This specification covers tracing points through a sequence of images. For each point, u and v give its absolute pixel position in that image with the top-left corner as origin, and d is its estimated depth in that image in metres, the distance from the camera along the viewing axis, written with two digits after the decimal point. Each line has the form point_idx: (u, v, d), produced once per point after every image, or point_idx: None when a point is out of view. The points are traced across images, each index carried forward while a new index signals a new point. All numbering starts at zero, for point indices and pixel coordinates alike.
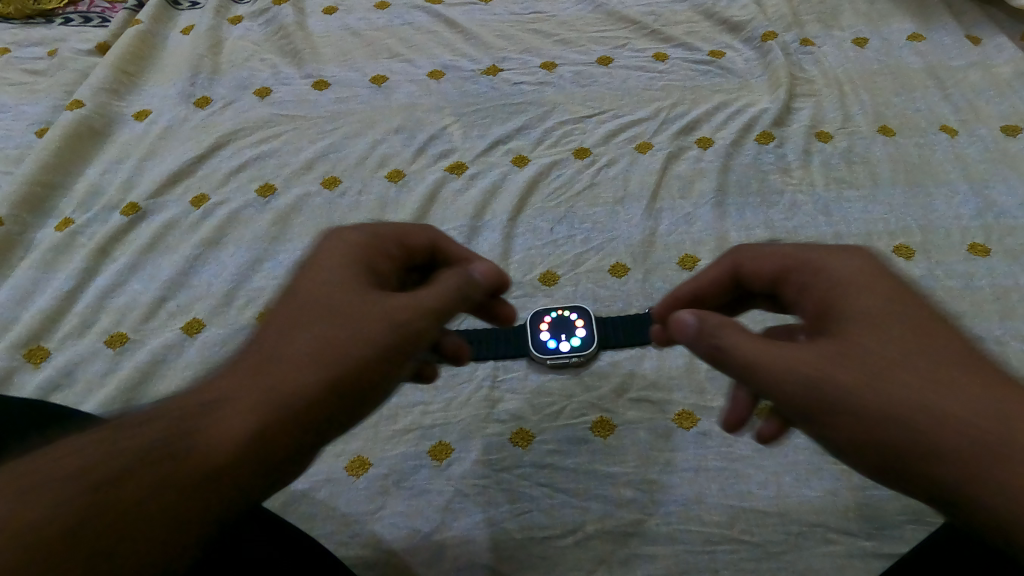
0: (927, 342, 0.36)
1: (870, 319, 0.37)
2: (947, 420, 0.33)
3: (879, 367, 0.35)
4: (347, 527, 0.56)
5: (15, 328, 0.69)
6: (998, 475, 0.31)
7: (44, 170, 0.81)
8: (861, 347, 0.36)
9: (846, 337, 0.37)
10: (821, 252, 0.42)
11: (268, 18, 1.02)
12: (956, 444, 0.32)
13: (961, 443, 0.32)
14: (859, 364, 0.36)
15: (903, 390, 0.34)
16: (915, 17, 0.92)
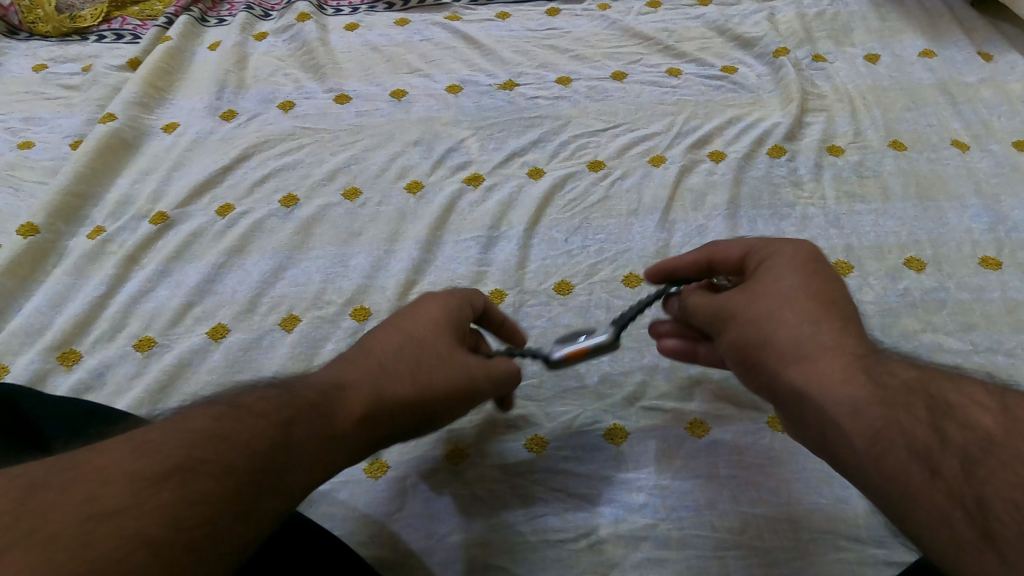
0: (811, 357, 0.42)
1: (762, 336, 0.45)
2: (851, 414, 0.38)
3: (782, 372, 0.43)
4: (365, 527, 0.58)
5: (49, 332, 0.71)
6: (900, 463, 0.36)
7: (78, 181, 0.84)
8: (766, 357, 0.44)
9: (753, 344, 0.45)
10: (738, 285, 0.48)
11: (292, 34, 1.05)
12: (853, 434, 0.38)
13: (850, 433, 0.38)
14: (761, 365, 0.45)
15: (795, 380, 0.42)
16: (927, 35, 0.93)
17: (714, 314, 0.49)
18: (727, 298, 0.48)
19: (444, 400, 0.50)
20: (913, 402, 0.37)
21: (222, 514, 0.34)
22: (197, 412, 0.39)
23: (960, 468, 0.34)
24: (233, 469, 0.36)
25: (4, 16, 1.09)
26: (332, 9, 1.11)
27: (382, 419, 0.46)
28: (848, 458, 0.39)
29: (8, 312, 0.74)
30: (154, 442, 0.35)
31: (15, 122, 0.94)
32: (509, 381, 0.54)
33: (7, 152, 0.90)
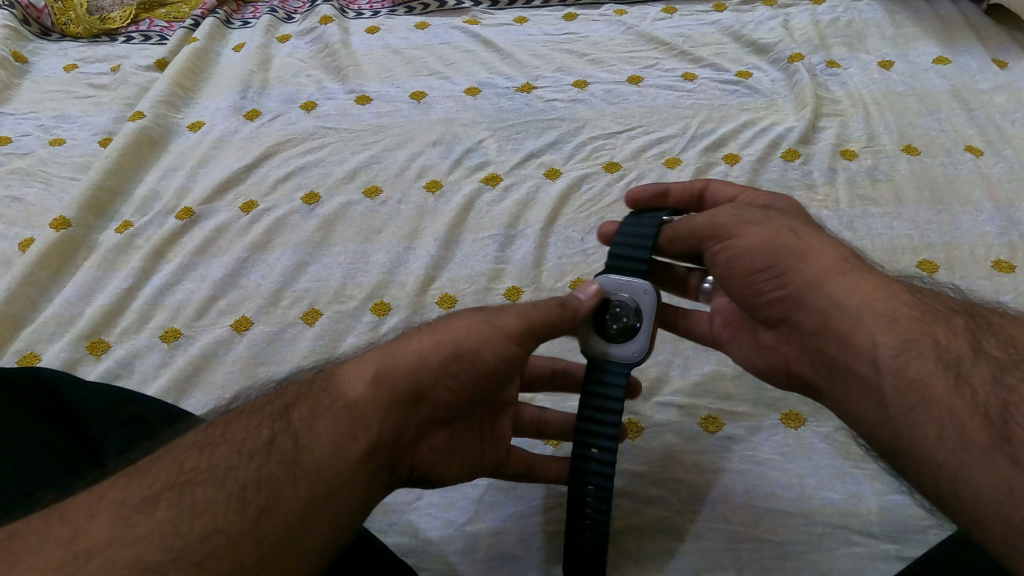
0: (851, 274, 0.46)
1: (799, 249, 0.48)
2: (884, 325, 0.43)
3: (817, 283, 0.46)
4: (385, 515, 0.59)
5: (79, 322, 0.73)
6: (924, 368, 0.40)
7: (108, 176, 0.86)
8: (800, 266, 0.47)
9: (786, 250, 0.48)
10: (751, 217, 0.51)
11: (314, 36, 1.08)
12: (881, 341, 0.42)
13: (876, 340, 0.43)
14: (790, 273, 0.47)
15: (832, 289, 0.45)
16: (940, 42, 0.94)
17: (720, 223, 0.51)
18: (750, 213, 0.51)
19: (471, 341, 0.46)
20: (951, 322, 0.43)
21: (213, 518, 0.36)
22: (225, 431, 0.41)
23: (988, 376, 0.39)
24: (251, 483, 0.38)
25: (37, 18, 1.13)
26: (353, 13, 1.13)
27: (403, 373, 0.44)
28: (864, 362, 0.43)
29: (40, 302, 0.76)
30: (187, 467, 0.39)
31: (46, 119, 0.96)
32: (548, 306, 0.49)
33: (38, 148, 0.92)
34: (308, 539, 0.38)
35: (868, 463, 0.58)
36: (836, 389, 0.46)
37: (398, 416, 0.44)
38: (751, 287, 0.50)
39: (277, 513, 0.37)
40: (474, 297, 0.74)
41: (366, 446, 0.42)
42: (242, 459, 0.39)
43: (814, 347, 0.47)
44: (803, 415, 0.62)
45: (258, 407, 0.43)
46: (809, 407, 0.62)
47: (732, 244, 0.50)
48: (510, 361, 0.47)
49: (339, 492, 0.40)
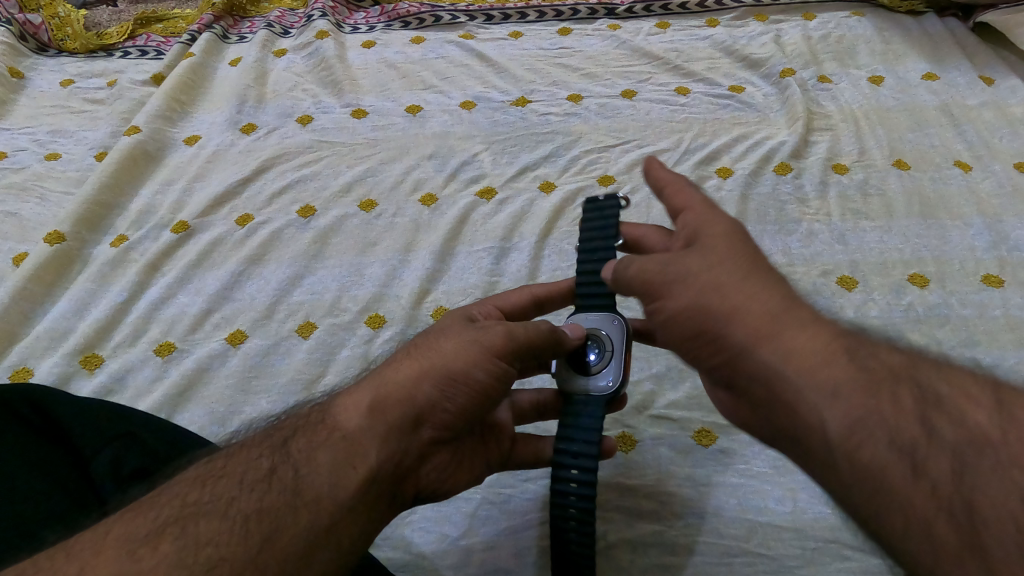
0: (788, 328, 0.39)
1: (727, 305, 0.40)
2: (830, 399, 0.36)
3: (754, 346, 0.39)
4: (378, 530, 0.59)
5: (72, 337, 0.73)
6: (879, 457, 0.34)
7: (103, 191, 0.87)
8: (732, 327, 0.40)
9: (713, 309, 0.40)
10: (677, 267, 0.43)
11: (311, 50, 1.09)
12: (830, 420, 0.36)
13: (825, 420, 0.36)
14: (721, 336, 0.40)
15: (771, 354, 0.38)
16: (929, 58, 0.96)
17: (652, 278, 0.44)
18: (673, 262, 0.43)
19: (458, 365, 0.45)
20: (899, 398, 0.35)
21: (218, 548, 0.37)
22: (230, 463, 0.42)
23: (950, 468, 0.33)
24: (252, 516, 0.39)
25: (34, 34, 1.14)
26: (349, 27, 1.14)
27: (397, 402, 0.44)
28: (817, 444, 0.36)
29: (34, 316, 0.76)
30: (191, 499, 0.40)
31: (43, 134, 0.97)
32: (538, 327, 0.47)
33: (34, 162, 0.92)
34: (310, 568, 0.39)
35: None
36: (792, 464, 0.39)
37: (394, 444, 0.44)
38: (686, 348, 0.43)
39: (280, 542, 0.38)
40: None
41: (364, 473, 0.42)
42: (243, 491, 0.40)
43: (761, 415, 0.40)
44: None
45: (257, 440, 0.44)
46: None
47: (663, 305, 0.43)
48: (503, 378, 0.46)
49: (341, 519, 0.41)
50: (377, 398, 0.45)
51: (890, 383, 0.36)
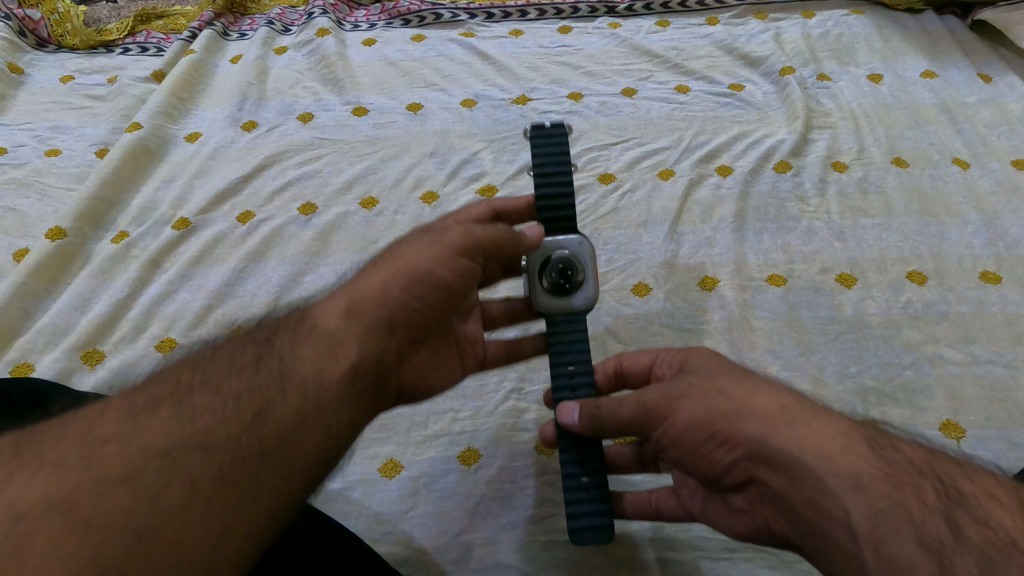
0: (798, 424, 0.40)
1: (734, 408, 0.42)
2: (850, 490, 0.36)
3: (767, 441, 0.40)
4: (379, 525, 0.59)
5: (73, 332, 0.73)
6: (905, 548, 0.34)
7: (104, 187, 0.87)
8: (744, 426, 0.41)
9: (725, 414, 0.42)
10: (681, 383, 0.45)
11: (312, 48, 1.09)
12: (854, 511, 0.36)
13: (848, 509, 0.36)
14: (734, 436, 0.41)
15: (783, 446, 0.39)
16: (928, 56, 0.96)
17: (652, 403, 0.45)
18: (676, 383, 0.45)
19: (425, 265, 0.49)
20: (920, 492, 0.36)
21: (213, 417, 0.40)
22: (214, 352, 0.45)
23: (976, 566, 0.33)
24: (238, 398, 0.41)
25: (34, 30, 1.14)
26: (350, 25, 1.14)
27: (371, 304, 0.48)
28: (840, 535, 0.36)
29: (35, 311, 0.76)
30: (179, 381, 0.42)
31: (43, 130, 0.97)
32: (494, 232, 0.52)
33: (34, 158, 0.93)
34: (300, 444, 0.41)
35: None
36: (817, 561, 0.38)
37: (372, 341, 0.47)
38: (702, 457, 0.43)
39: (271, 415, 0.41)
40: None
41: (346, 365, 0.45)
42: (231, 374, 0.43)
43: (784, 511, 0.40)
44: None
45: (238, 337, 0.46)
46: None
47: (670, 424, 0.44)
48: (468, 275, 0.51)
49: (326, 404, 0.43)
50: (350, 300, 0.48)
51: (906, 479, 0.37)
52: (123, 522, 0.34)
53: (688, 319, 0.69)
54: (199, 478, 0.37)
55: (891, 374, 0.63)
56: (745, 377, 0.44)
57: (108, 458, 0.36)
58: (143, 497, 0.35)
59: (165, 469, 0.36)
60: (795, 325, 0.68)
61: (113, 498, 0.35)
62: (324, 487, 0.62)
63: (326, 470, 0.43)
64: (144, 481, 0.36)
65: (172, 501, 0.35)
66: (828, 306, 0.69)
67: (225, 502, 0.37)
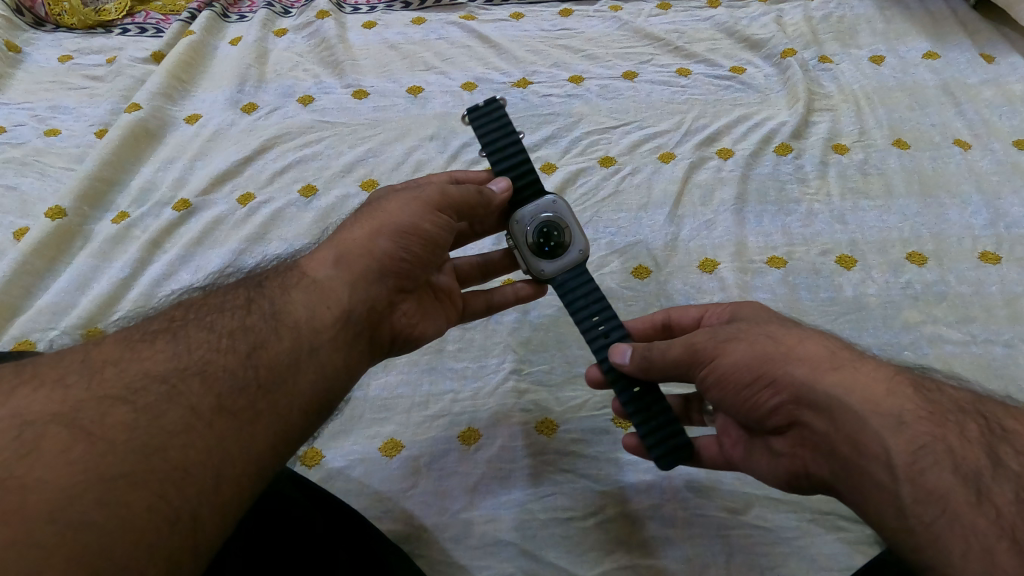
0: (845, 369, 0.41)
1: (782, 352, 0.42)
2: (893, 428, 0.37)
3: (813, 383, 0.40)
4: (380, 503, 0.59)
5: (74, 311, 0.73)
6: (942, 478, 0.35)
7: (104, 167, 0.87)
8: (790, 368, 0.42)
9: (773, 358, 0.42)
10: (730, 328, 0.45)
11: (311, 31, 1.08)
12: (894, 447, 0.37)
13: (888, 445, 0.37)
14: (780, 378, 0.42)
15: (830, 389, 0.40)
16: (930, 37, 0.95)
17: (698, 344, 0.45)
18: (725, 329, 0.46)
19: (408, 220, 0.50)
20: (962, 429, 0.37)
21: (209, 351, 0.41)
22: (206, 300, 0.46)
23: (1011, 496, 0.34)
24: (231, 338, 0.42)
25: (30, 8, 1.13)
26: (350, 8, 1.14)
27: (359, 255, 0.49)
28: (878, 469, 0.37)
29: (36, 290, 0.76)
30: (173, 322, 0.43)
31: (41, 110, 0.97)
32: (470, 187, 0.53)
33: (34, 138, 0.92)
34: (298, 381, 0.42)
35: None
36: (850, 499, 0.39)
37: (366, 289, 0.47)
38: (746, 400, 0.44)
39: (264, 353, 0.42)
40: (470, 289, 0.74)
41: (338, 312, 0.45)
42: (224, 315, 0.44)
43: (822, 451, 0.40)
44: None
45: (231, 285, 0.47)
46: None
47: (717, 365, 0.44)
48: (447, 229, 0.52)
49: (319, 346, 0.44)
50: (339, 250, 0.49)
51: (949, 418, 0.38)
52: (126, 435, 0.35)
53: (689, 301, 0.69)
54: (198, 404, 0.38)
55: (891, 354, 0.63)
56: (793, 326, 0.45)
57: (116, 376, 0.38)
58: (145, 414, 0.36)
59: (164, 394, 0.37)
60: (795, 307, 0.68)
61: (115, 413, 0.35)
62: (325, 465, 0.62)
63: (323, 414, 0.43)
64: (145, 402, 0.37)
65: (174, 422, 0.36)
66: (828, 288, 0.69)
67: (226, 427, 0.38)
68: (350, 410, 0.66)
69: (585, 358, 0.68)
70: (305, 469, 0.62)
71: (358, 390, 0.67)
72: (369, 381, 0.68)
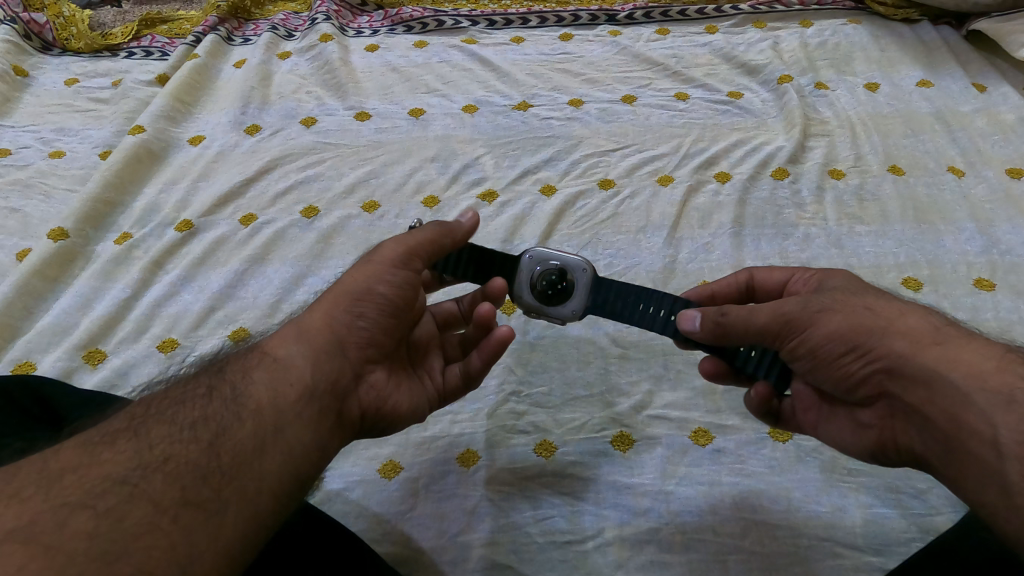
0: (947, 343, 0.43)
1: (881, 325, 0.45)
2: (1002, 407, 0.39)
3: (911, 358, 0.43)
4: (378, 525, 0.59)
5: (76, 332, 0.73)
6: None
7: (107, 189, 0.87)
8: (889, 342, 0.44)
9: (871, 330, 0.45)
10: (823, 298, 0.48)
11: (315, 53, 1.10)
12: (1002, 425, 0.39)
13: (995, 423, 0.39)
14: (877, 351, 0.44)
15: (931, 363, 0.42)
16: (924, 65, 0.97)
17: (791, 314, 0.47)
18: (818, 298, 0.48)
19: (364, 283, 0.51)
20: None
21: (170, 444, 0.39)
22: (167, 390, 0.44)
23: None
24: (192, 427, 0.41)
25: (39, 33, 1.15)
26: (353, 31, 1.16)
27: (321, 329, 0.49)
28: (982, 447, 0.39)
29: (37, 311, 0.76)
30: (132, 417, 0.41)
31: (47, 132, 0.98)
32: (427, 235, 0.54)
33: (39, 160, 0.93)
34: (264, 464, 0.41)
35: (855, 477, 0.59)
36: (948, 469, 0.42)
37: (328, 363, 0.47)
38: (841, 368, 0.46)
39: (228, 439, 0.41)
40: None
41: (301, 386, 0.45)
42: (186, 404, 0.43)
43: (921, 423, 0.43)
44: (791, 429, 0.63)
45: (193, 372, 0.46)
46: None
47: (808, 335, 0.47)
48: (409, 291, 0.52)
49: (285, 422, 0.43)
50: (301, 326, 0.49)
51: None
52: (86, 544, 0.33)
53: None
54: (162, 499, 0.36)
55: None
56: (891, 298, 0.47)
57: (72, 483, 0.36)
58: (106, 519, 0.35)
59: (126, 495, 0.36)
60: None
61: (75, 521, 0.34)
62: (324, 487, 0.62)
63: (296, 493, 0.43)
64: (106, 506, 0.35)
65: (137, 523, 0.35)
66: None
67: (192, 520, 0.37)
68: None
69: (584, 380, 0.69)
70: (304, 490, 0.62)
71: None
72: None
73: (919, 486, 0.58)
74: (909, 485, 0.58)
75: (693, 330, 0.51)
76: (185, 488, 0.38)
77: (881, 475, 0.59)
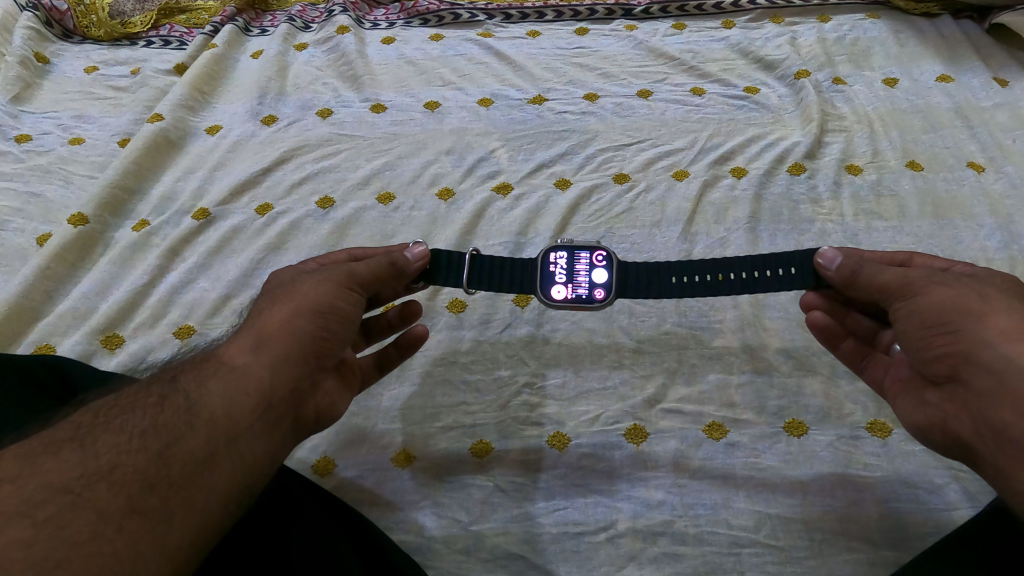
0: None
1: (979, 310, 0.46)
2: None
3: (992, 345, 0.43)
4: (392, 514, 0.60)
5: (94, 317, 0.74)
6: None
7: (125, 176, 0.88)
8: (979, 327, 0.45)
9: (969, 312, 0.46)
10: (931, 275, 0.49)
11: (331, 45, 1.10)
12: None
13: None
14: (964, 331, 0.45)
15: (1011, 352, 0.43)
16: (944, 60, 0.96)
17: (911, 280, 0.49)
18: (941, 276, 0.49)
19: (323, 299, 0.52)
20: None
21: (118, 453, 0.39)
22: (111, 400, 0.43)
23: None
24: (139, 438, 0.40)
25: (60, 21, 1.16)
26: (369, 23, 1.16)
27: (279, 337, 0.49)
28: None
29: (56, 295, 0.77)
30: (74, 428, 0.40)
31: (67, 119, 0.99)
32: (377, 263, 0.55)
33: (58, 147, 0.94)
34: (214, 474, 0.42)
35: (870, 472, 0.59)
36: (997, 458, 0.42)
37: (287, 371, 0.48)
38: (920, 340, 0.48)
39: (179, 449, 0.41)
40: (484, 301, 0.75)
41: (258, 397, 0.46)
42: (136, 414, 0.42)
43: (978, 409, 0.44)
44: (806, 424, 0.63)
45: (142, 381, 0.46)
46: (813, 416, 0.63)
47: (914, 301, 0.48)
48: (360, 307, 0.54)
49: (238, 435, 0.44)
50: (257, 333, 0.49)
51: None
52: (23, 553, 0.33)
53: (701, 319, 0.72)
54: (107, 508, 0.36)
55: None
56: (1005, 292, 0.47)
57: (11, 493, 0.35)
58: (47, 528, 0.34)
59: (68, 505, 0.36)
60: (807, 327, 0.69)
61: (12, 532, 0.33)
62: (338, 474, 0.63)
63: (243, 499, 0.44)
64: (47, 515, 0.35)
65: (80, 530, 0.35)
66: None
67: (139, 529, 0.37)
68: (363, 420, 0.66)
69: (599, 372, 0.69)
70: (318, 477, 0.62)
71: (372, 401, 0.67)
72: (382, 391, 0.68)
73: (936, 482, 0.58)
74: (925, 481, 0.58)
75: (828, 268, 0.55)
76: (135, 499, 0.38)
77: (897, 469, 0.59)
